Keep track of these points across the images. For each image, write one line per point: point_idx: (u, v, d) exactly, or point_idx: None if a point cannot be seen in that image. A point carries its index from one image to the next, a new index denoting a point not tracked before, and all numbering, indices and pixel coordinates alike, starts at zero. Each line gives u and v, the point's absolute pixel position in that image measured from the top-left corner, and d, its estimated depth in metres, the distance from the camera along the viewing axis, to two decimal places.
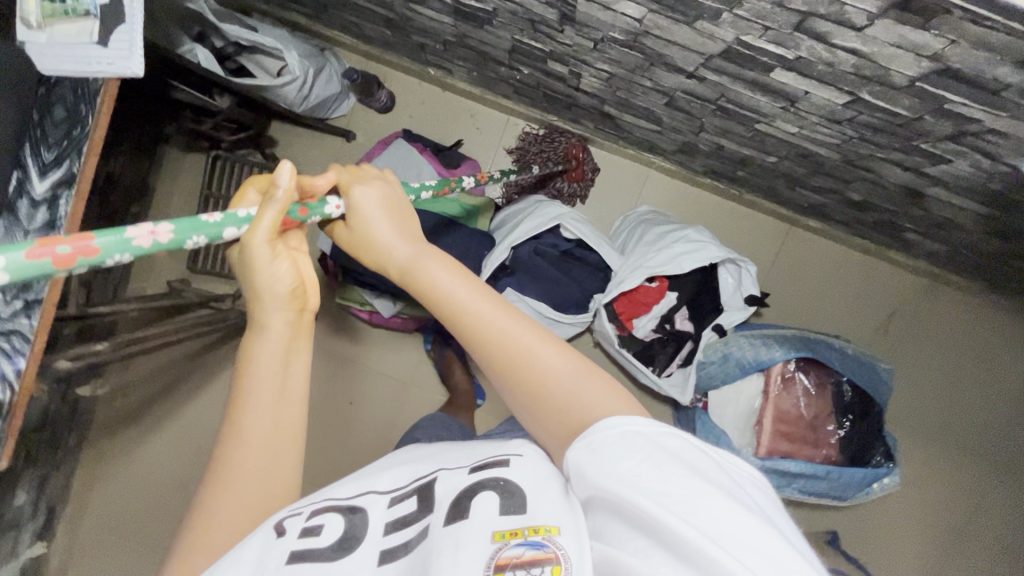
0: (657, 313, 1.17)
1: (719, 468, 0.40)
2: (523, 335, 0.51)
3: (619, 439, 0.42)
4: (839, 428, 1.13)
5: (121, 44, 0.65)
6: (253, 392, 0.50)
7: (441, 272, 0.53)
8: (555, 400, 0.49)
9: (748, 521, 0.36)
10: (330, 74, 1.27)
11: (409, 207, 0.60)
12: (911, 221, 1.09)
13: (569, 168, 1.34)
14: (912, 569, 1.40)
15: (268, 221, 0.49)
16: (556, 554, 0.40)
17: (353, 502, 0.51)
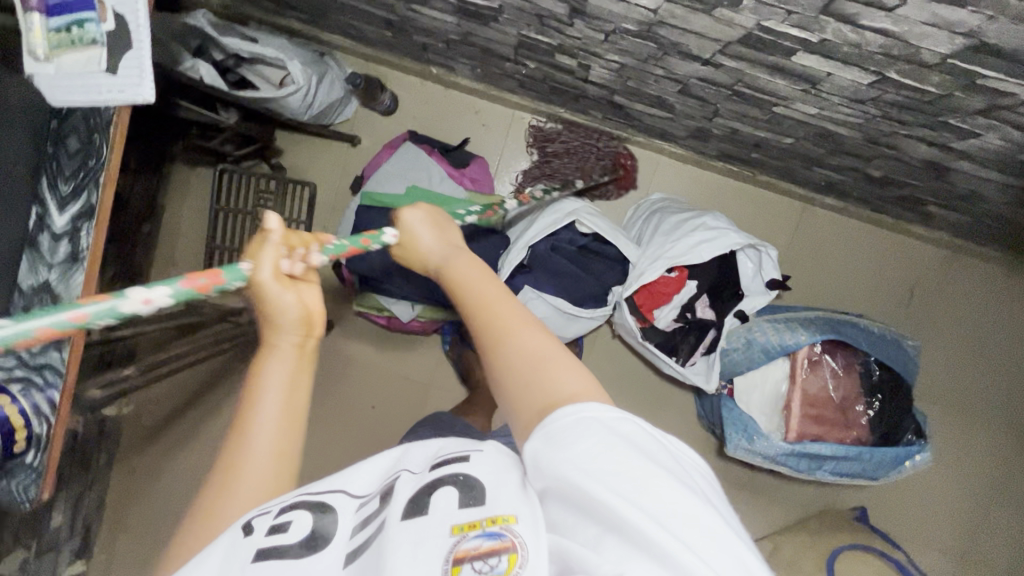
0: (678, 302, 1.16)
1: (668, 452, 0.41)
2: (507, 317, 0.52)
3: (574, 424, 0.41)
4: (869, 408, 1.12)
5: (130, 70, 0.64)
6: (259, 406, 0.49)
7: (470, 269, 0.58)
8: (523, 376, 0.48)
9: (691, 502, 0.37)
10: (332, 79, 1.26)
11: (451, 226, 0.66)
12: (933, 194, 1.07)
13: (619, 176, 1.36)
14: (943, 541, 1.41)
15: (268, 262, 0.49)
16: (512, 542, 0.38)
17: (324, 499, 0.47)
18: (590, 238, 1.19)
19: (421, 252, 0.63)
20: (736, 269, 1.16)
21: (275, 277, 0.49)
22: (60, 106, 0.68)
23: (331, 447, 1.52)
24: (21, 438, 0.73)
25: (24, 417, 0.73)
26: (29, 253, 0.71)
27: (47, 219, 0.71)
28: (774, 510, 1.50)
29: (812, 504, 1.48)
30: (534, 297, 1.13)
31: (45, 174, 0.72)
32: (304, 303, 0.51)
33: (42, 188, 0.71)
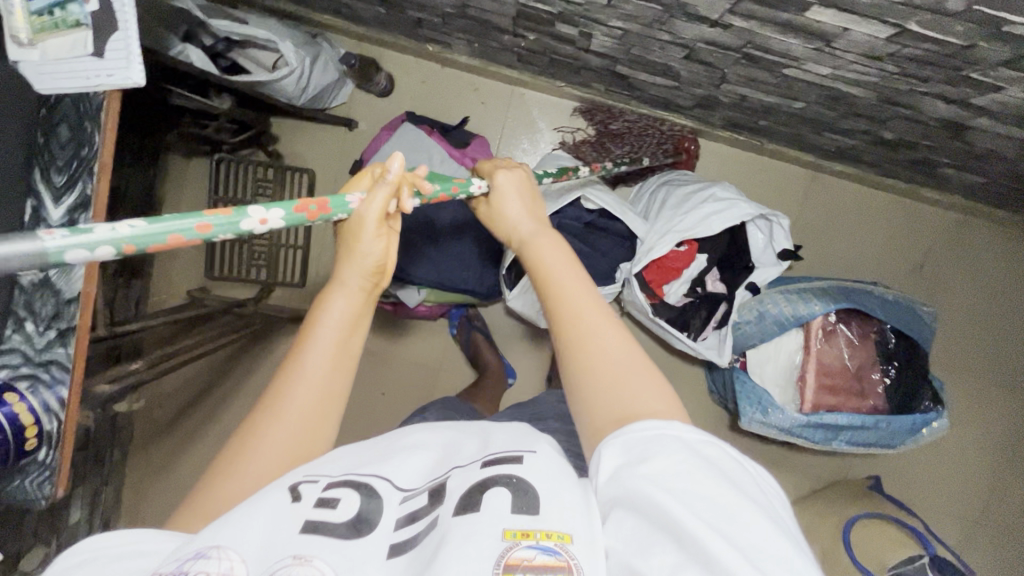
0: (688, 277, 1.15)
1: (756, 486, 0.39)
2: (591, 314, 0.51)
3: (656, 438, 0.40)
4: (885, 376, 1.12)
5: (117, 52, 0.62)
6: (319, 337, 0.52)
7: (552, 254, 0.58)
8: (598, 377, 0.48)
9: (784, 542, 0.34)
10: (326, 61, 1.22)
11: (540, 201, 0.68)
12: (948, 155, 1.04)
13: (679, 160, 1.31)
14: (957, 505, 1.41)
15: (378, 201, 0.54)
16: (568, 563, 0.36)
17: (371, 483, 0.43)
18: (596, 214, 1.17)
19: (508, 223, 0.65)
20: (745, 242, 1.13)
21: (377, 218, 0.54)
22: (49, 93, 0.66)
23: (343, 436, 1.52)
24: (32, 436, 0.72)
25: (34, 415, 0.72)
26: None
27: (44, 213, 0.69)
28: (787, 482, 1.50)
29: (826, 475, 1.49)
30: None
31: (39, 166, 0.69)
32: (388, 252, 0.56)
33: (36, 180, 0.69)
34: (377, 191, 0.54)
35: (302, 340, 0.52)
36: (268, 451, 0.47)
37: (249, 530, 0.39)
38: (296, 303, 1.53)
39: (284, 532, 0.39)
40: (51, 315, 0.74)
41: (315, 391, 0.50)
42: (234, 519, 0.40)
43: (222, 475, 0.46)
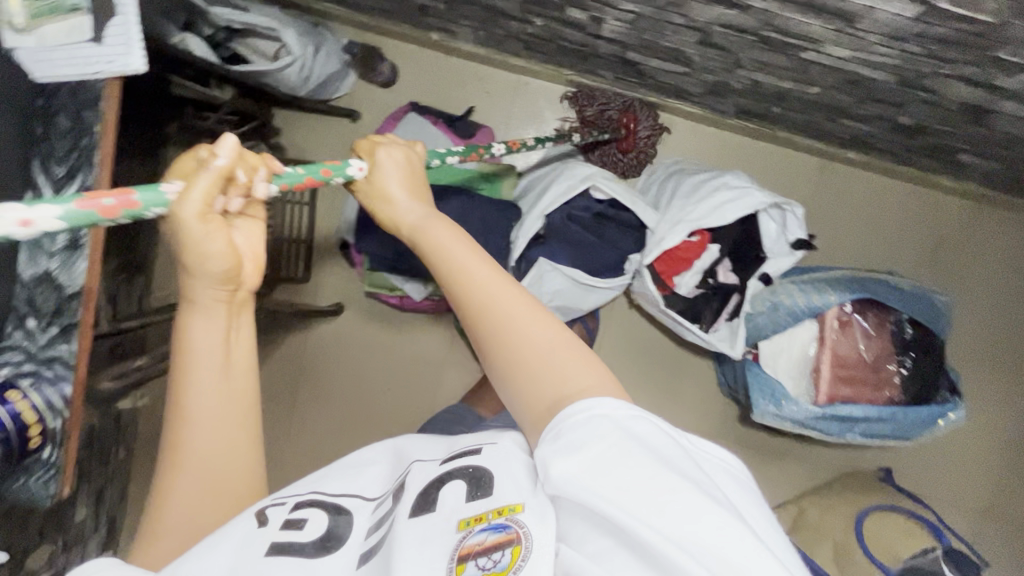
0: (699, 269, 1.11)
1: (688, 459, 0.40)
2: (507, 304, 0.48)
3: (586, 425, 0.41)
4: (901, 366, 1.09)
5: (117, 39, 0.60)
6: (194, 369, 0.50)
7: (443, 235, 0.53)
8: (527, 373, 0.47)
9: (718, 519, 0.35)
10: (329, 50, 1.21)
11: (424, 172, 0.60)
12: (968, 141, 1.01)
13: (620, 138, 1.25)
14: (969, 496, 1.41)
15: (195, 195, 0.44)
16: (517, 534, 0.40)
17: (340, 502, 0.50)
18: (606, 204, 1.14)
19: (385, 209, 0.57)
20: (757, 231, 1.11)
21: (200, 215, 0.45)
22: (46, 82, 0.65)
23: (349, 432, 1.52)
24: (36, 434, 0.70)
25: (37, 413, 0.70)
26: (26, 245, 0.72)
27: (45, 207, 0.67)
28: (797, 473, 1.49)
29: (836, 466, 1.48)
30: (549, 269, 1.10)
31: (36, 155, 0.66)
32: (231, 249, 0.48)
33: (34, 170, 0.66)
34: (197, 180, 0.44)
35: (178, 376, 0.51)
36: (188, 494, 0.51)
37: (219, 560, 0.44)
38: (300, 297, 1.51)
39: (254, 553, 0.45)
40: (51, 312, 0.72)
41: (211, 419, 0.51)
42: (206, 550, 0.45)
43: (157, 520, 0.50)
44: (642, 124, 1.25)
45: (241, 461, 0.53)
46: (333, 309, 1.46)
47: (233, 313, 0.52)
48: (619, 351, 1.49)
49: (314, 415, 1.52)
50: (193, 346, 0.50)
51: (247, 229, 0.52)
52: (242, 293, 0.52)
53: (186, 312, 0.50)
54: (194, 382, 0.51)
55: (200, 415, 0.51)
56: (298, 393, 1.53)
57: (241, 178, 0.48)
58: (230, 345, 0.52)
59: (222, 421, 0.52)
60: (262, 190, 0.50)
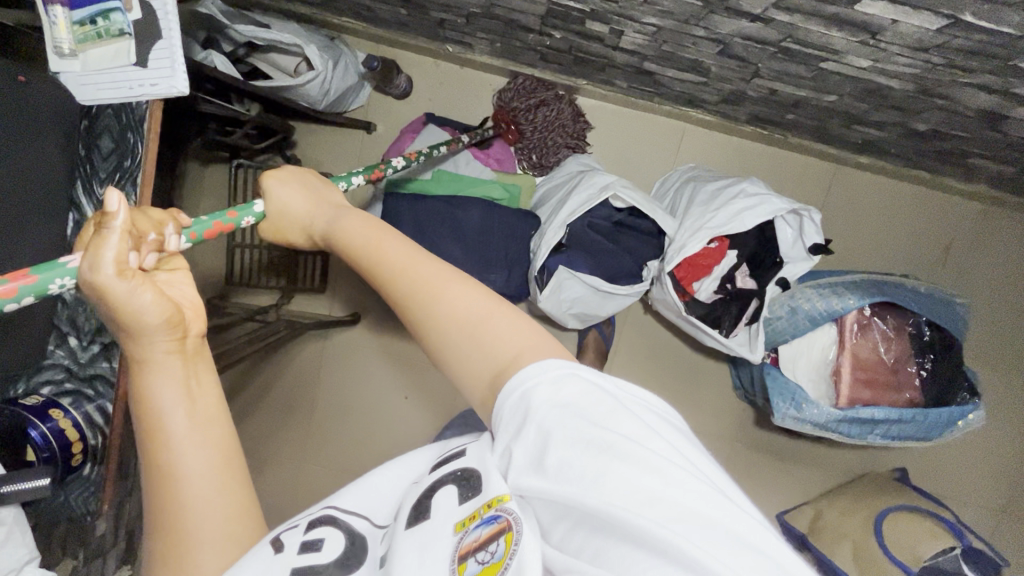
0: (718, 274, 1.15)
1: (620, 412, 0.39)
2: (432, 279, 0.50)
3: (521, 408, 0.42)
4: (921, 368, 1.11)
5: (162, 61, 0.61)
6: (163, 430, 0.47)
7: (359, 227, 0.57)
8: (462, 342, 0.47)
9: (650, 467, 0.36)
10: (347, 65, 1.22)
11: (323, 182, 0.66)
12: (981, 146, 1.03)
13: (503, 134, 1.29)
14: (983, 495, 1.42)
15: (109, 255, 0.44)
16: (507, 521, 0.42)
17: (351, 523, 0.50)
18: (625, 213, 1.18)
19: (302, 219, 0.63)
20: (775, 239, 1.13)
21: (118, 271, 0.44)
22: (91, 104, 0.66)
23: (364, 441, 1.53)
24: (77, 452, 0.71)
25: (78, 430, 0.71)
26: None
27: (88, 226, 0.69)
28: (813, 475, 1.51)
29: (852, 467, 1.49)
30: (568, 277, 1.12)
31: (78, 176, 0.69)
32: (166, 298, 0.47)
33: (76, 193, 0.69)
34: (104, 241, 0.44)
35: (150, 442, 0.47)
36: (205, 558, 0.46)
37: None
38: (316, 307, 1.53)
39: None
40: (93, 330, 0.74)
41: (199, 463, 0.47)
42: None
43: None
44: (514, 95, 1.24)
45: (239, 505, 0.49)
46: (350, 319, 1.48)
47: (191, 363, 0.50)
48: (634, 355, 1.50)
49: (332, 424, 1.53)
50: (155, 401, 0.47)
51: (177, 280, 0.52)
52: (195, 339, 0.51)
53: (141, 375, 0.48)
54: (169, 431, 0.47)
55: (185, 466, 0.47)
56: (315, 402, 1.53)
57: (150, 235, 0.49)
58: (194, 395, 0.49)
59: (211, 466, 0.48)
60: (174, 242, 0.51)
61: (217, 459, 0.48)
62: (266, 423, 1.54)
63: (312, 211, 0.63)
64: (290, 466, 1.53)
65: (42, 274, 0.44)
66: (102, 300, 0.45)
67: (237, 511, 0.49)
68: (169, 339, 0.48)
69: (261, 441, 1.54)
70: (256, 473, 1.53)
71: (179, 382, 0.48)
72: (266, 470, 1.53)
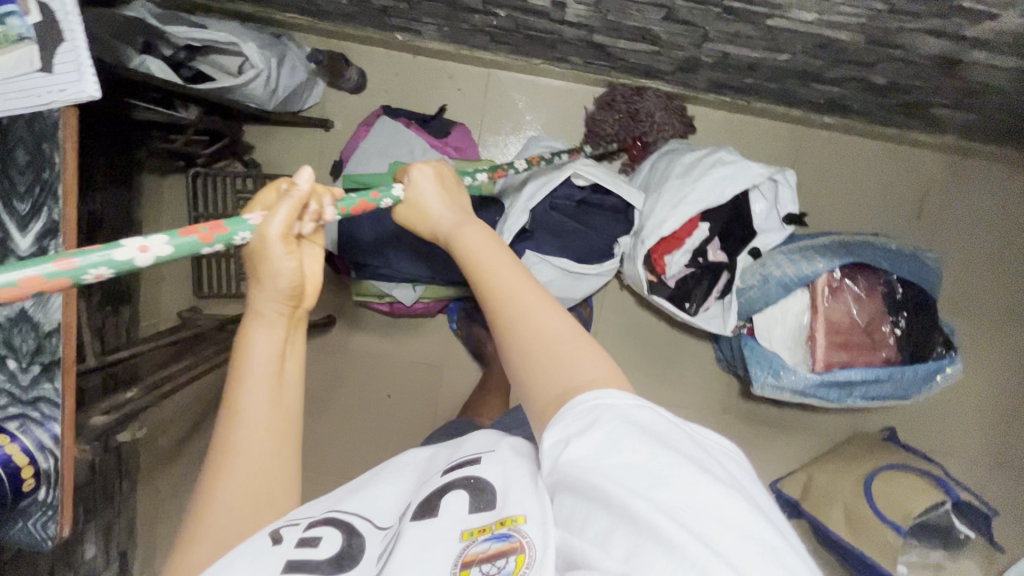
0: (690, 247, 1.11)
1: (692, 444, 0.39)
2: (527, 296, 0.50)
3: (595, 410, 0.40)
4: (896, 326, 1.08)
5: (67, 66, 0.58)
6: (247, 385, 0.47)
7: (480, 243, 0.55)
8: (539, 359, 0.47)
9: (714, 494, 0.34)
10: (293, 61, 1.19)
11: (457, 184, 0.65)
12: (939, 94, 1.01)
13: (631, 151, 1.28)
14: (971, 447, 1.43)
15: (279, 218, 0.45)
16: (521, 543, 0.38)
17: (352, 522, 0.47)
18: (588, 190, 1.15)
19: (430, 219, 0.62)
20: (748, 213, 1.11)
21: (282, 236, 0.45)
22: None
23: (354, 442, 1.52)
24: (29, 476, 0.69)
25: (28, 455, 0.69)
26: None
27: (10, 241, 0.67)
28: (803, 441, 1.50)
29: (841, 431, 1.49)
30: (538, 260, 1.12)
31: None
32: (302, 272, 0.47)
33: None
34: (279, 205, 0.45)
35: (232, 384, 0.47)
36: (232, 516, 0.45)
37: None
38: None
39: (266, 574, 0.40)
40: (32, 351, 0.71)
41: (264, 423, 0.47)
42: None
43: (188, 554, 0.44)
44: (598, 114, 1.25)
45: (286, 477, 0.48)
46: (325, 321, 1.45)
47: (291, 330, 0.50)
48: (617, 336, 1.49)
49: (319, 428, 1.51)
50: (249, 354, 0.48)
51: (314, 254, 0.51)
52: (301, 312, 0.51)
53: (247, 321, 0.48)
54: (246, 394, 0.47)
55: (253, 424, 0.46)
56: (300, 408, 1.51)
57: (313, 207, 0.48)
58: (285, 359, 0.49)
59: (269, 437, 0.47)
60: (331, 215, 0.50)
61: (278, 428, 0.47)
62: None
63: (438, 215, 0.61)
64: None
65: (232, 227, 0.43)
66: (253, 252, 0.46)
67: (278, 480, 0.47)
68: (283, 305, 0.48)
69: None
70: None
71: (272, 344, 0.48)
72: None
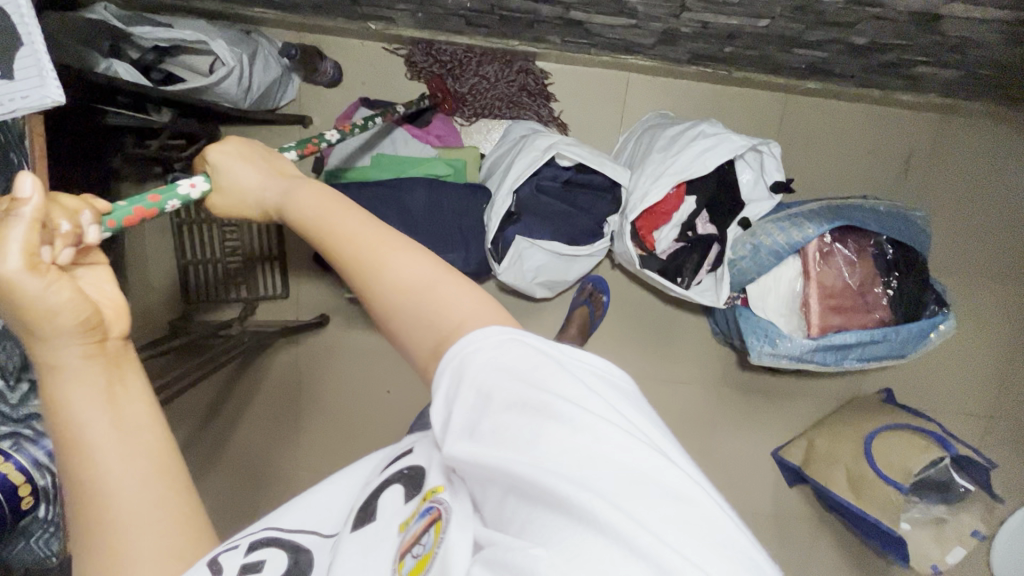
0: (678, 221, 1.12)
1: (558, 369, 0.40)
2: (378, 246, 0.49)
3: (462, 373, 0.41)
4: (888, 288, 1.09)
5: (27, 70, 0.56)
6: (83, 432, 0.45)
7: (308, 198, 0.54)
8: (405, 310, 0.46)
9: (584, 424, 0.36)
10: (265, 58, 1.16)
11: (267, 149, 0.64)
12: (921, 52, 1.01)
13: (440, 103, 1.27)
14: (967, 402, 1.45)
15: (14, 247, 0.42)
16: (439, 510, 0.40)
17: (297, 539, 0.47)
18: (573, 170, 1.14)
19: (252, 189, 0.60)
20: (735, 183, 1.12)
21: (28, 266, 0.43)
22: None
23: (356, 440, 1.51)
24: (26, 495, 0.68)
25: (24, 473, 0.68)
26: None
27: None
28: (803, 408, 1.52)
29: (840, 395, 1.50)
30: (528, 246, 1.11)
31: None
32: (81, 296, 0.46)
33: None
34: (10, 230, 0.43)
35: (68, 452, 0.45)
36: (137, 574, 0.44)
37: None
38: (284, 313, 1.49)
39: None
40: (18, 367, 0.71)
41: (123, 470, 0.45)
42: None
43: None
44: (421, 59, 1.26)
45: (178, 515, 0.47)
46: (318, 321, 1.44)
47: (113, 367, 0.48)
48: (611, 316, 1.49)
49: (320, 428, 1.51)
50: (71, 417, 0.45)
51: (97, 276, 0.51)
52: (116, 342, 0.49)
53: (52, 379, 0.45)
54: (92, 448, 0.45)
55: (109, 478, 0.45)
56: (299, 410, 1.51)
57: (64, 226, 0.47)
58: (120, 399, 0.47)
59: (151, 491, 0.46)
60: (93, 231, 0.49)
61: (157, 472, 0.47)
62: (252, 438, 1.51)
63: (265, 183, 0.59)
64: (285, 476, 1.51)
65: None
66: (10, 299, 0.43)
67: (185, 522, 0.47)
68: (85, 341, 0.46)
69: (251, 457, 1.51)
70: (251, 488, 1.51)
71: (95, 386, 0.46)
72: (261, 484, 1.51)
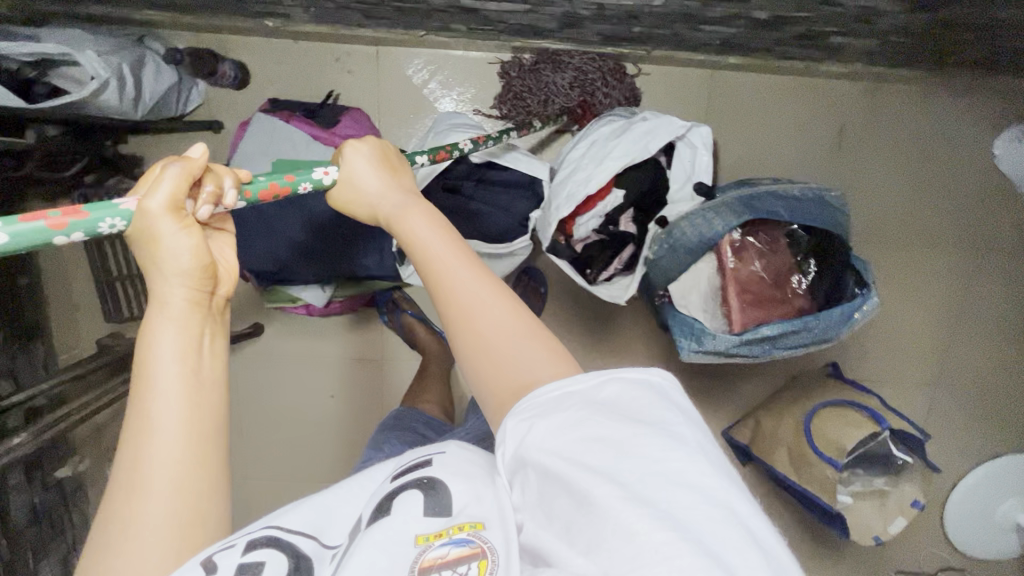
0: (600, 211, 1.08)
1: (655, 405, 0.43)
2: (478, 292, 0.54)
3: (557, 397, 0.44)
4: (805, 276, 1.07)
5: None
6: (149, 393, 0.46)
7: (421, 220, 0.61)
8: (496, 354, 0.52)
9: (669, 463, 0.39)
10: (153, 65, 1.11)
11: (397, 157, 0.71)
12: (829, 23, 0.97)
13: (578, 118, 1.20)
14: (914, 372, 1.44)
15: (162, 190, 0.49)
16: (482, 548, 0.42)
17: (296, 543, 0.47)
18: (485, 168, 1.14)
19: (371, 198, 0.66)
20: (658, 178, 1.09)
21: (170, 208, 0.49)
22: None
23: (303, 446, 1.50)
24: None
25: None
26: None
27: None
28: (752, 387, 1.52)
29: (785, 372, 1.49)
30: None
31: None
32: (201, 248, 0.50)
33: None
34: (164, 178, 0.49)
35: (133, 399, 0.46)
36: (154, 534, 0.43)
37: None
38: None
39: None
40: None
41: (173, 421, 0.45)
42: None
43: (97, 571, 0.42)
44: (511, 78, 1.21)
45: (210, 482, 0.46)
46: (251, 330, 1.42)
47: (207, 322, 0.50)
48: (553, 307, 1.47)
49: (266, 435, 1.50)
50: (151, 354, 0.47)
51: (222, 240, 0.57)
52: (219, 301, 0.53)
53: (153, 315, 0.48)
54: (158, 398, 0.46)
55: (163, 429, 0.45)
56: (243, 419, 1.49)
57: (208, 187, 0.53)
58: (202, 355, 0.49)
59: (191, 453, 0.45)
60: (230, 196, 0.55)
61: (208, 423, 0.47)
62: None
63: (384, 193, 0.66)
64: (236, 485, 1.51)
65: (93, 213, 0.49)
66: (147, 232, 0.49)
67: (197, 493, 0.45)
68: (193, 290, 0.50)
69: None
70: None
71: (180, 341, 0.48)
72: None
